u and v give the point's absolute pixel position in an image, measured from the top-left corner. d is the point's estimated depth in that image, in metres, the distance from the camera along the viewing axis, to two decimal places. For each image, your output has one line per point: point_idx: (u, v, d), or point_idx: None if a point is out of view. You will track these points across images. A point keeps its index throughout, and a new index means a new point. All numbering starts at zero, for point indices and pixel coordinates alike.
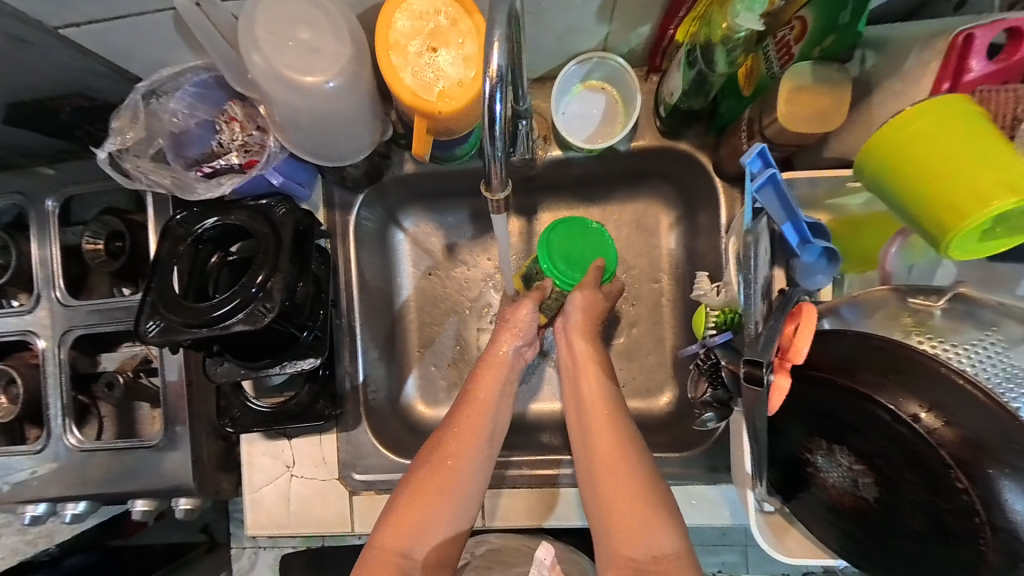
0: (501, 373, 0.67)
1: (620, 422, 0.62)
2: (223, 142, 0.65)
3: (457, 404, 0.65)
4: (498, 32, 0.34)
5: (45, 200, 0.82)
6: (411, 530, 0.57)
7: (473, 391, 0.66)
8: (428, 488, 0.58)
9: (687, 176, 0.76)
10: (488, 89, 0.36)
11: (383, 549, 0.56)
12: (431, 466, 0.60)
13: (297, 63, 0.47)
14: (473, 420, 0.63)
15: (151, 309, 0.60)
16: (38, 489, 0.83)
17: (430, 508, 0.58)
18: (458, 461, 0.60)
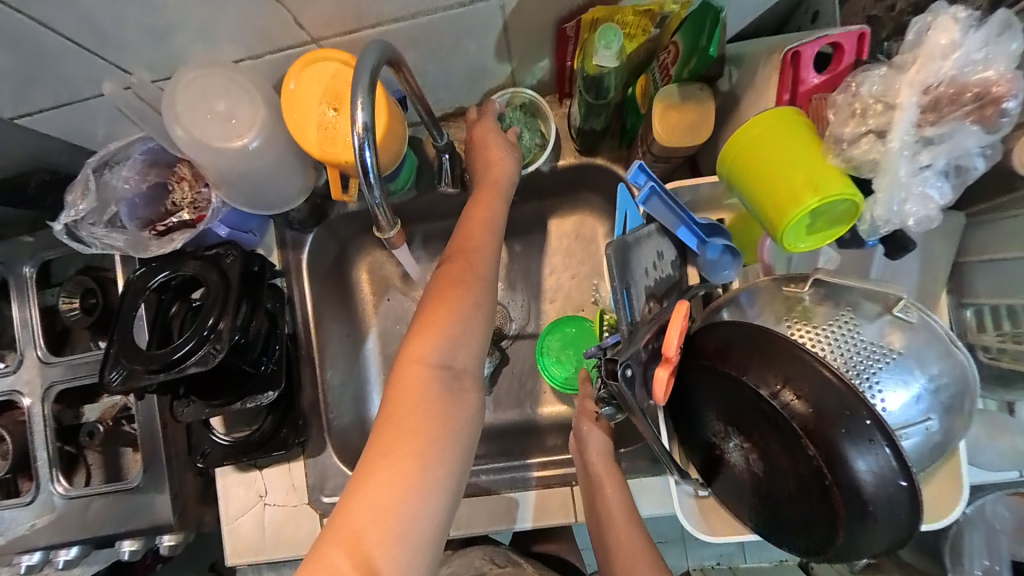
0: (501, 191, 0.66)
1: (639, 536, 0.67)
2: (174, 200, 0.71)
3: (464, 214, 0.65)
4: (362, 97, 0.41)
5: (24, 266, 0.89)
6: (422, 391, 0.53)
7: (469, 219, 0.63)
8: (427, 336, 0.55)
9: (610, 188, 0.81)
10: (358, 143, 0.42)
11: (415, 358, 0.54)
12: (443, 281, 0.58)
13: (216, 132, 0.53)
14: (473, 229, 0.62)
15: (114, 359, 0.65)
16: (31, 538, 0.87)
17: (433, 367, 0.54)
18: (472, 272, 0.58)
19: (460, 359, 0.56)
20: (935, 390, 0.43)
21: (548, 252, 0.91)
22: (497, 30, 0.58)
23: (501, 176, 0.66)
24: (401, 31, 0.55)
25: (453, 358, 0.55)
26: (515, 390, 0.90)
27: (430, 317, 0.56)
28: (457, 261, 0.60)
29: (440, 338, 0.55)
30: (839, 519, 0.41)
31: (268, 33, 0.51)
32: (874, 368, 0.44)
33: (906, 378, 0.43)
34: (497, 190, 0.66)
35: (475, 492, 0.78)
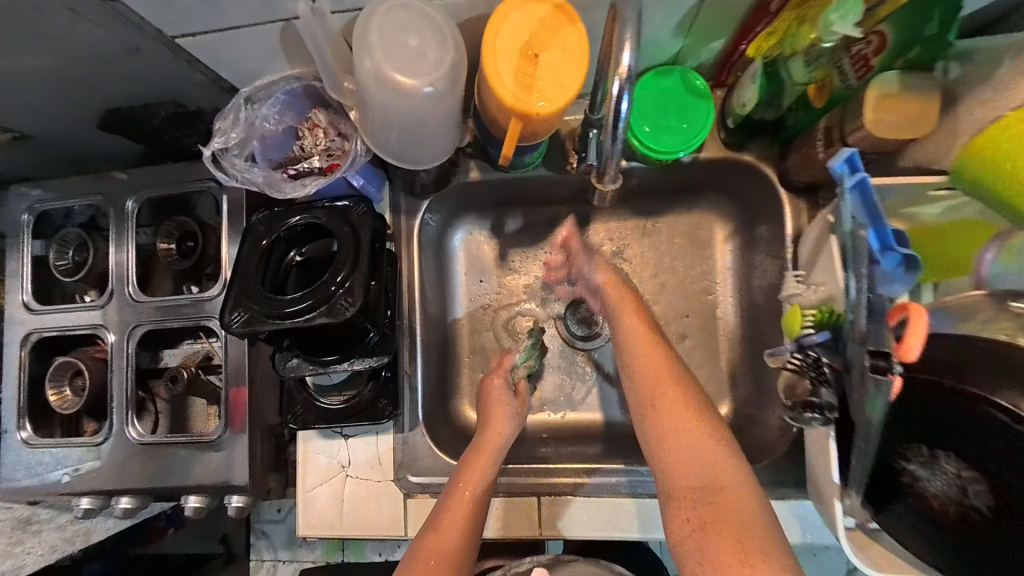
0: (508, 412, 0.74)
1: (665, 357, 0.64)
2: (306, 146, 0.69)
3: (469, 453, 0.71)
4: (629, 30, 0.41)
5: (125, 201, 0.86)
6: (467, 514, 0.65)
7: (478, 449, 0.71)
8: (477, 463, 0.69)
9: (747, 189, 0.77)
10: (618, 88, 0.44)
11: (425, 555, 0.62)
12: (446, 517, 0.64)
13: (401, 67, 0.51)
14: (478, 463, 0.69)
15: (235, 301, 0.61)
16: (93, 481, 0.83)
17: (476, 498, 0.66)
18: (485, 479, 0.68)
19: None
20: None
21: (658, 253, 0.87)
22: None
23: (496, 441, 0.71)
24: None
25: None
26: (608, 391, 0.86)
27: (475, 457, 0.70)
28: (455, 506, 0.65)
29: (484, 463, 0.69)
30: None
31: None
32: None
33: None
34: (495, 450, 0.71)
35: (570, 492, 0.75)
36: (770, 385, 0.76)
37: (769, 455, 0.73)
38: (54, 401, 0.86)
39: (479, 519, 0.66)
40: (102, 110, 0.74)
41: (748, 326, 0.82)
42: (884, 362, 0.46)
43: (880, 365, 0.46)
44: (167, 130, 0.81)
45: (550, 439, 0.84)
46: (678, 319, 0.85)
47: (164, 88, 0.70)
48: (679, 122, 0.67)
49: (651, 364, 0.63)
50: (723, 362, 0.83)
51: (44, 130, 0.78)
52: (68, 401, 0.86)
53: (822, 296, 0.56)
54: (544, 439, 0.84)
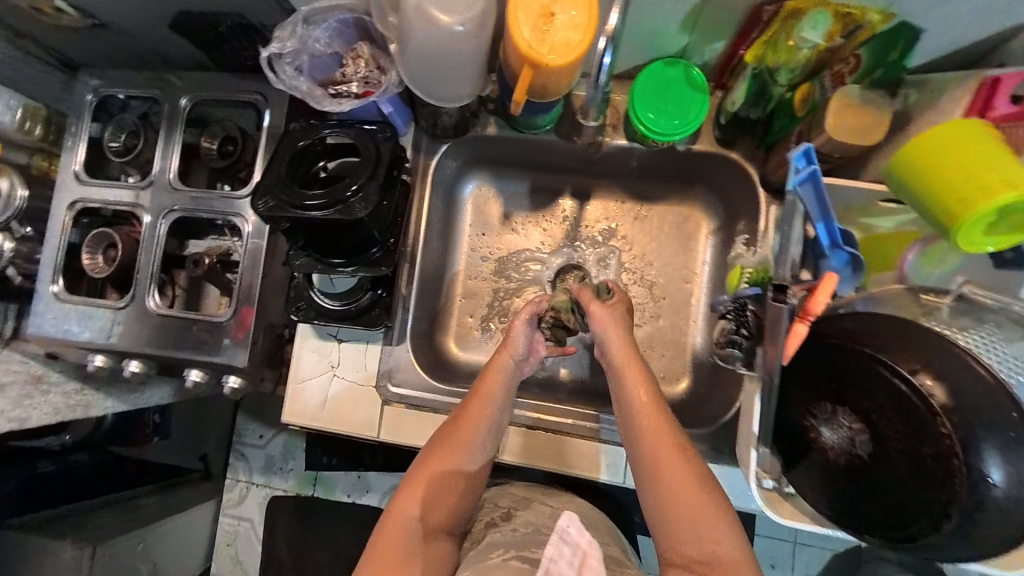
0: (510, 364, 0.74)
1: (682, 454, 0.62)
2: (347, 72, 0.78)
3: (476, 384, 0.73)
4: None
5: (179, 98, 0.96)
6: (482, 422, 0.70)
7: (485, 382, 0.73)
8: (491, 378, 0.72)
9: (732, 187, 0.84)
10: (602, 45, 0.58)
11: (427, 469, 0.68)
12: (447, 438, 0.69)
13: (440, 5, 0.59)
14: (486, 394, 0.71)
15: (265, 189, 0.70)
16: (109, 341, 0.93)
17: (491, 411, 0.71)
18: (484, 411, 0.71)
19: (432, 516, 0.66)
20: None
21: (646, 235, 0.95)
22: None
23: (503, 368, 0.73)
24: None
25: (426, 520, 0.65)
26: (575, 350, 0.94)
27: (490, 373, 0.73)
28: (457, 430, 0.70)
29: (492, 390, 0.71)
30: (956, 505, 0.43)
31: None
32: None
33: None
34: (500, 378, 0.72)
35: (539, 428, 0.83)
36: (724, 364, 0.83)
37: (710, 424, 0.80)
38: (87, 264, 0.97)
39: (494, 425, 0.71)
40: (179, 11, 0.84)
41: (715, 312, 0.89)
42: (785, 297, 0.54)
43: (779, 297, 0.54)
44: (230, 42, 0.91)
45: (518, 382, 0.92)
46: (652, 297, 0.93)
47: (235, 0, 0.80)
48: (677, 109, 0.74)
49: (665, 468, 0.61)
50: (686, 341, 0.90)
51: (125, 22, 0.89)
52: (99, 267, 0.97)
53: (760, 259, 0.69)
54: None
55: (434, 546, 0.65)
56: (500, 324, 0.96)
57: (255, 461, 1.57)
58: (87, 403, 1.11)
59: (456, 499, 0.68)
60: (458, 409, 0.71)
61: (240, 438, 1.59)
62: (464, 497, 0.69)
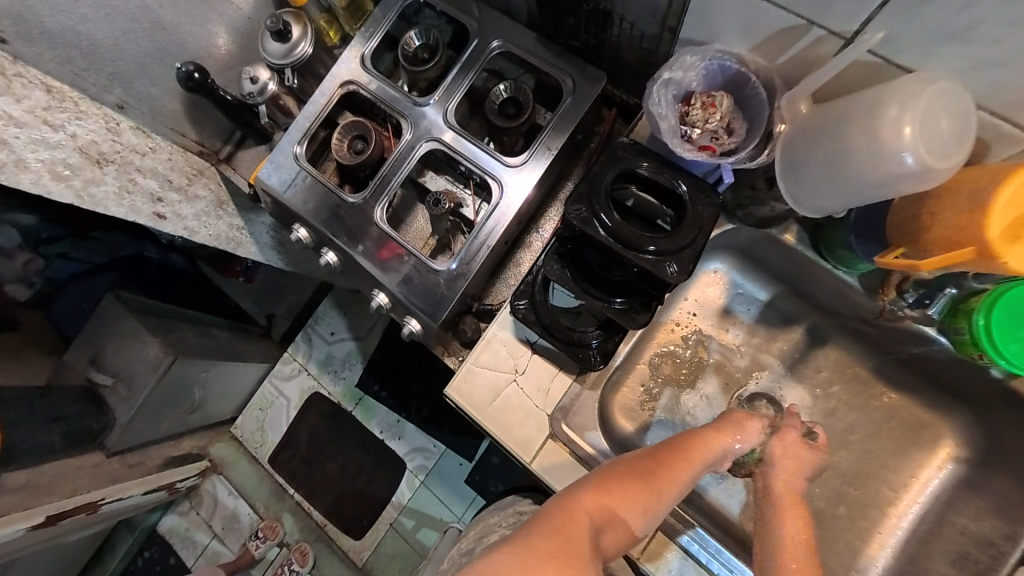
0: (720, 447, 0.67)
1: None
2: (695, 116, 0.71)
3: (672, 440, 0.66)
4: None
5: (493, 40, 0.94)
6: (682, 485, 0.63)
7: (686, 444, 0.65)
8: (702, 447, 0.66)
9: (1016, 438, 0.72)
10: None
11: (601, 493, 0.60)
12: (636, 476, 0.62)
13: (914, 139, 0.51)
14: (689, 455, 0.65)
15: (584, 197, 0.66)
16: (319, 225, 0.94)
17: (693, 478, 0.64)
18: (681, 473, 0.63)
19: (605, 540, 0.60)
20: None
21: (870, 418, 0.84)
22: None
23: (708, 446, 0.66)
24: None
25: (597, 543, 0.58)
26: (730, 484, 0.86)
27: (699, 438, 0.66)
28: (652, 473, 0.62)
29: (695, 458, 0.64)
30: None
31: None
32: None
33: None
34: (704, 455, 0.65)
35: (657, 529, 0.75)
36: None
37: None
38: (334, 146, 0.97)
39: (688, 491, 0.64)
40: None
41: (913, 543, 0.78)
42: None
43: None
44: (575, 19, 0.88)
45: None
46: (844, 484, 0.82)
47: None
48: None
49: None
50: (859, 550, 0.79)
51: None
52: (342, 154, 0.96)
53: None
54: None
55: (593, 571, 0.58)
56: (669, 412, 0.89)
57: (318, 351, 1.67)
58: (237, 241, 1.13)
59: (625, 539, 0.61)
60: (660, 451, 0.65)
61: (315, 322, 1.69)
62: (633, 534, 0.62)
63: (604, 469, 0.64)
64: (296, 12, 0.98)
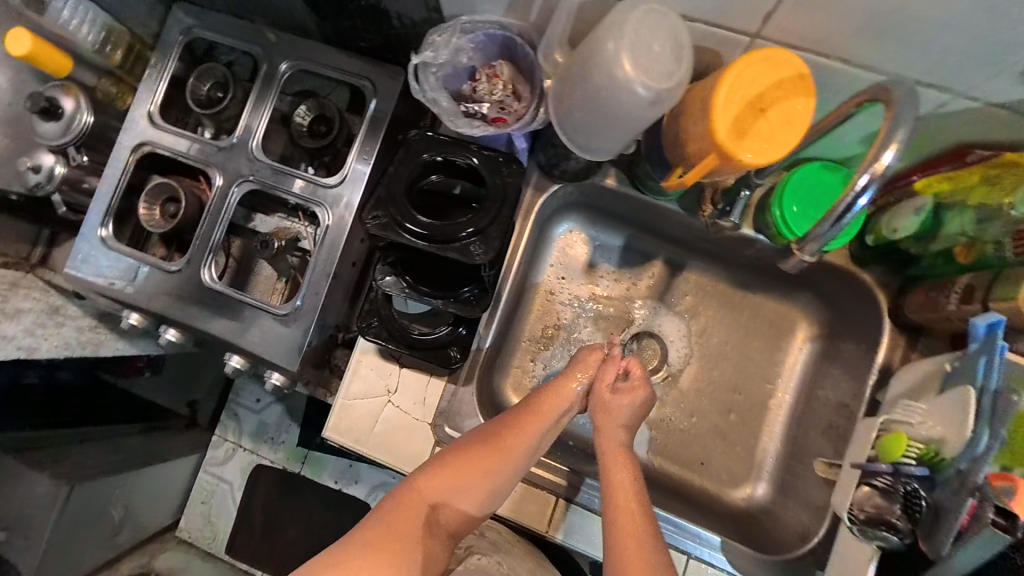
0: (560, 403, 0.73)
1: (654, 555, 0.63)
2: (480, 90, 0.73)
3: (516, 408, 0.72)
4: (900, 133, 0.47)
5: (280, 62, 0.89)
6: (523, 447, 0.69)
7: (529, 410, 0.71)
8: (542, 408, 0.72)
9: (850, 304, 0.79)
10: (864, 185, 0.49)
11: (439, 471, 0.66)
12: (474, 449, 0.68)
13: (636, 66, 0.52)
14: (530, 418, 0.71)
15: (379, 202, 0.64)
16: (151, 303, 0.87)
17: (535, 437, 0.70)
18: (521, 438, 0.69)
19: (444, 512, 0.66)
20: None
21: (736, 324, 0.89)
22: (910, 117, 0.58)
23: (549, 406, 0.72)
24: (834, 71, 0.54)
25: (433, 517, 0.65)
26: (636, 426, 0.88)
27: (541, 400, 0.72)
28: (492, 443, 0.68)
29: (536, 419, 0.71)
30: None
31: (735, 11, 0.51)
32: None
33: None
34: (545, 416, 0.71)
35: (560, 497, 0.77)
36: (799, 487, 0.78)
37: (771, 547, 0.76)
38: (143, 215, 0.90)
39: (535, 451, 0.70)
40: None
41: (795, 424, 0.84)
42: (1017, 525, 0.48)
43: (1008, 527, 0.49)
44: (353, 21, 0.85)
45: (573, 446, 0.86)
46: (730, 391, 0.87)
47: None
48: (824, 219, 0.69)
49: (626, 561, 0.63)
50: (756, 447, 0.85)
51: None
52: (157, 221, 0.90)
53: (933, 435, 0.55)
54: (566, 445, 0.87)
55: (432, 540, 0.65)
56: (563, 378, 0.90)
57: (248, 424, 1.41)
58: (97, 341, 0.97)
59: (470, 510, 0.67)
60: (506, 418, 0.71)
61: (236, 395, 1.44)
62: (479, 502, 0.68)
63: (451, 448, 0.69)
64: (63, 85, 0.90)
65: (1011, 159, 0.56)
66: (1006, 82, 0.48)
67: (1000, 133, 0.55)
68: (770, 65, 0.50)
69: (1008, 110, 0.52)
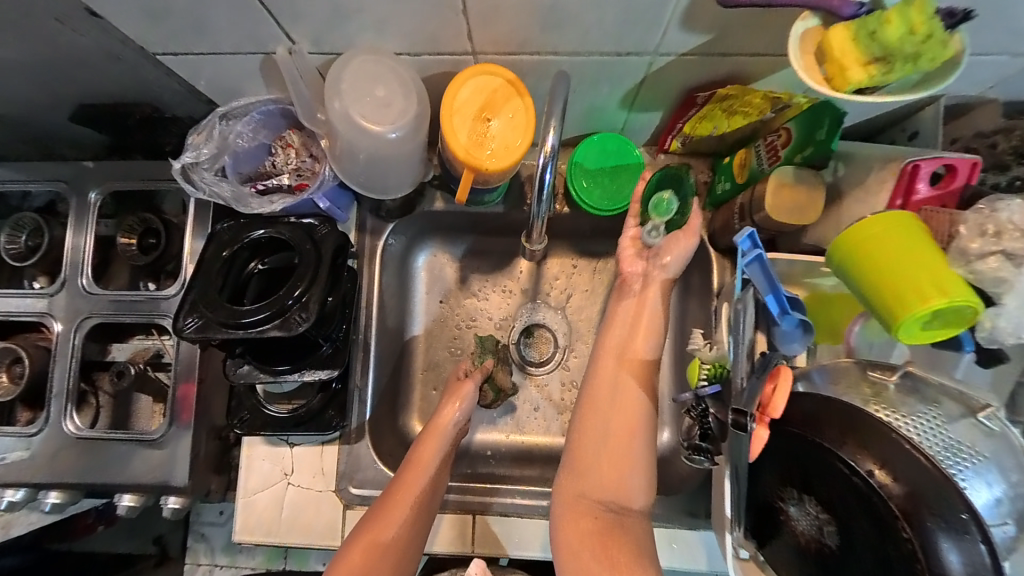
0: (442, 440, 0.73)
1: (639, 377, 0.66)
2: (277, 163, 0.73)
3: (399, 471, 0.71)
4: (554, 120, 0.48)
5: (88, 191, 0.87)
6: (411, 502, 0.68)
7: (411, 463, 0.71)
8: (424, 453, 0.72)
9: None
10: (542, 162, 0.49)
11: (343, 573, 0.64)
12: (368, 530, 0.66)
13: (368, 114, 0.56)
14: (417, 469, 0.70)
15: (191, 306, 0.64)
16: (24, 471, 0.82)
17: (419, 489, 0.69)
18: (413, 495, 0.68)
19: None
20: (1011, 498, 0.47)
21: (603, 289, 0.95)
22: (636, 80, 0.62)
23: (434, 448, 0.72)
24: (552, 63, 0.58)
25: None
26: (547, 415, 0.91)
27: (423, 446, 0.72)
28: (385, 514, 0.67)
29: (422, 468, 0.70)
30: None
31: (437, 39, 0.55)
32: (969, 471, 0.47)
33: (990, 481, 0.47)
34: (430, 460, 0.71)
35: (481, 512, 0.80)
36: None
37: (683, 487, 0.78)
38: None
39: (428, 501, 0.69)
40: (79, 103, 0.76)
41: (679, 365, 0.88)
42: (744, 417, 0.56)
43: (741, 420, 0.56)
44: (144, 131, 0.84)
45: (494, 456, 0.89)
46: None
47: (140, 93, 0.73)
48: (616, 183, 0.73)
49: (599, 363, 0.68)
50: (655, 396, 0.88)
51: (13, 113, 0.79)
52: (4, 387, 0.85)
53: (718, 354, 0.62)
54: (488, 456, 0.89)
55: None
56: None
57: (218, 539, 1.19)
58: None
59: None
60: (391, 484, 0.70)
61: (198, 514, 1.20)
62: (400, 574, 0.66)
63: (349, 543, 0.66)
64: None
65: (726, 94, 0.61)
66: (678, 35, 0.53)
67: (708, 73, 0.60)
68: (473, 81, 0.54)
69: (697, 56, 0.56)
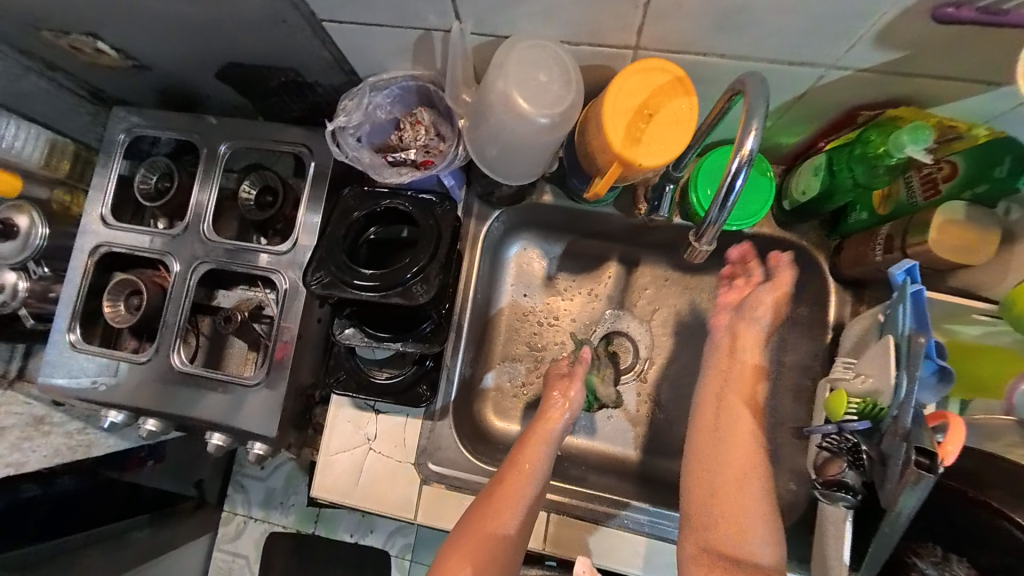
0: (551, 430, 0.76)
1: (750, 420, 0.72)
2: (405, 138, 0.76)
3: (512, 455, 0.75)
4: (756, 122, 0.46)
5: (219, 144, 0.92)
6: (524, 484, 0.73)
7: (523, 447, 0.75)
8: (536, 440, 0.76)
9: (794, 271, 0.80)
10: (737, 167, 0.47)
11: (466, 540, 0.71)
12: (486, 506, 0.72)
13: (528, 96, 0.56)
14: (529, 454, 0.74)
15: (320, 263, 0.67)
16: (127, 397, 0.88)
17: (532, 473, 0.74)
18: (525, 478, 0.73)
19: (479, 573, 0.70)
20: None
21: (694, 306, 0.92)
22: (796, 92, 0.59)
23: (545, 437, 0.76)
24: (715, 66, 0.57)
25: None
26: (619, 426, 0.89)
27: (534, 434, 0.76)
28: (500, 492, 0.72)
29: (535, 454, 0.74)
30: None
31: (607, 30, 0.54)
32: None
33: None
34: (541, 449, 0.75)
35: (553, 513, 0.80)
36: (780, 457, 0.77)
37: None
38: (108, 313, 0.91)
39: (538, 484, 0.74)
40: (229, 61, 0.81)
41: None
42: (933, 459, 0.45)
43: (925, 461, 0.45)
44: (278, 94, 0.88)
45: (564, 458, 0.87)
46: None
47: (290, 57, 0.77)
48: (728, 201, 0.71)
49: (719, 388, 0.73)
50: None
51: (169, 65, 0.85)
52: (120, 316, 0.91)
53: (869, 389, 0.55)
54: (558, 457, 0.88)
55: None
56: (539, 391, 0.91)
57: (256, 494, 1.24)
58: None
59: (501, 556, 0.71)
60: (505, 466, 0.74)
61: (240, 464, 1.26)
62: (513, 545, 0.73)
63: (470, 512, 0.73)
64: (16, 205, 0.91)
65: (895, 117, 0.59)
66: (867, 48, 0.50)
67: (881, 94, 0.57)
68: (644, 74, 0.53)
69: (878, 72, 0.53)
